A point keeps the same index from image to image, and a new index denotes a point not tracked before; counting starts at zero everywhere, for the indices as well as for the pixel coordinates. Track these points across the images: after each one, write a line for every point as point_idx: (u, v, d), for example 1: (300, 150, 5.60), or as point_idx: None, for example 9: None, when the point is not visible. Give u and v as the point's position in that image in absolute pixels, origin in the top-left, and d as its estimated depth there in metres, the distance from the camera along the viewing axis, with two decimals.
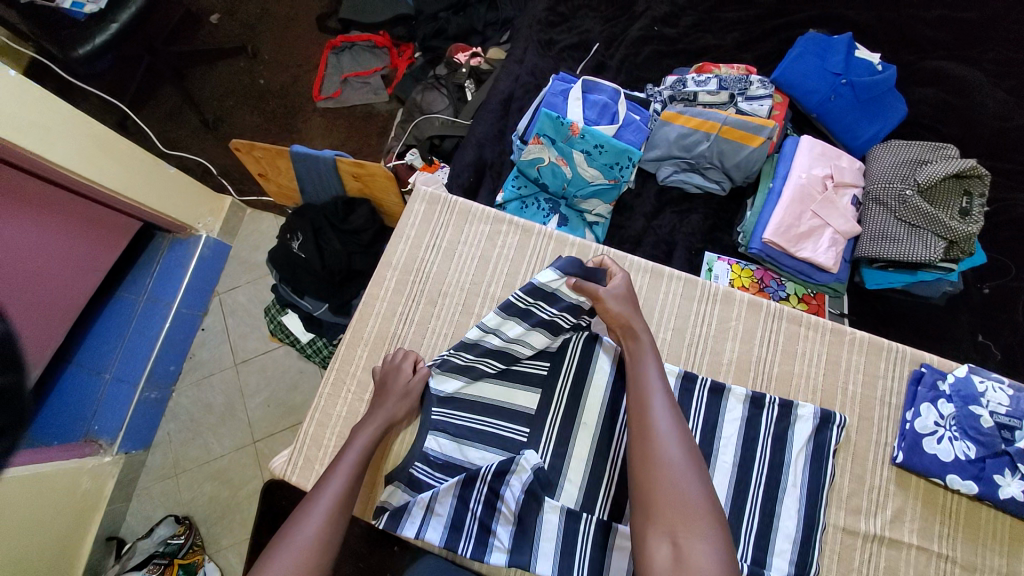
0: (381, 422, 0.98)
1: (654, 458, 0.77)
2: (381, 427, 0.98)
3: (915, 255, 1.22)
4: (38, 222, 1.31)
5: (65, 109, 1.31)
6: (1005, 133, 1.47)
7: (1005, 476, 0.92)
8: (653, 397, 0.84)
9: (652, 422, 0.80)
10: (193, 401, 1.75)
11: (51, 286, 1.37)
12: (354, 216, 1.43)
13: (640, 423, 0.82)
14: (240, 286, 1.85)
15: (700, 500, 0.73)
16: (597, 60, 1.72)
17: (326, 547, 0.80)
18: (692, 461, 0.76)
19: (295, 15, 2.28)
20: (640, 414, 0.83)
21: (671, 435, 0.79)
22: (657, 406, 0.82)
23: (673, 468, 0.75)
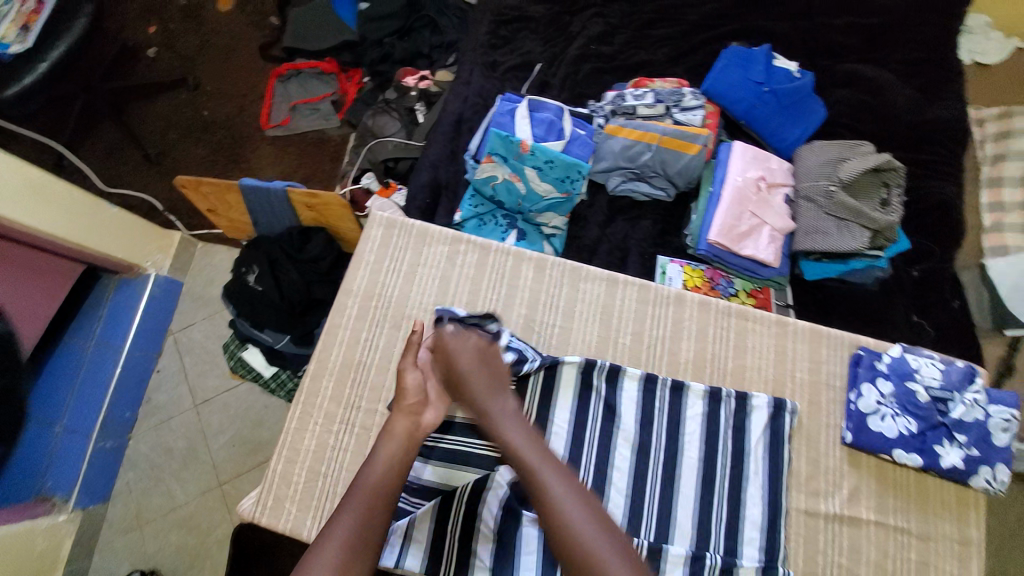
0: (400, 438, 0.93)
1: (571, 550, 0.79)
2: (402, 443, 0.93)
3: (845, 246, 1.32)
4: None
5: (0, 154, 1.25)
6: (922, 127, 1.63)
7: (944, 446, 1.00)
8: (552, 486, 0.83)
9: (562, 514, 0.80)
10: (153, 446, 1.66)
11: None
12: (309, 245, 1.40)
13: (547, 520, 0.81)
14: (195, 323, 1.78)
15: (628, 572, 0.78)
16: (540, 79, 1.79)
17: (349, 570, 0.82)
18: (610, 539, 0.80)
19: (237, 45, 2.25)
20: (546, 506, 0.82)
21: (587, 523, 0.80)
22: (560, 499, 0.81)
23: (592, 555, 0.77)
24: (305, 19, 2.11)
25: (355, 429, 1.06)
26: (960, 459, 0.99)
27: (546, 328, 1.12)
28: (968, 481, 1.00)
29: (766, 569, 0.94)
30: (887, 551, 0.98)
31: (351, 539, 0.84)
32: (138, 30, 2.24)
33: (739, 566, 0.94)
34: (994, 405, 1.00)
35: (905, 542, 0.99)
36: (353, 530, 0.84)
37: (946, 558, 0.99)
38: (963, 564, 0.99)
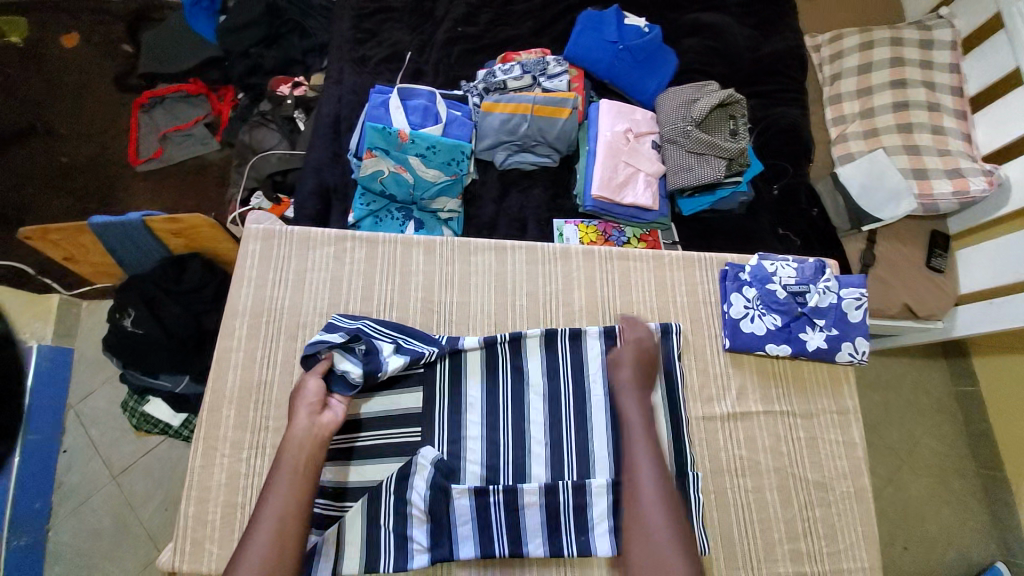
0: (302, 441, 0.93)
1: (637, 512, 0.88)
2: (303, 446, 0.93)
3: (708, 177, 1.45)
4: None
5: None
6: (760, 61, 1.80)
7: (808, 332, 1.14)
8: (641, 459, 0.92)
9: (641, 481, 0.90)
10: (75, 533, 1.52)
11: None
12: (188, 274, 1.33)
13: (630, 483, 0.91)
14: (95, 391, 1.63)
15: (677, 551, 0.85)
16: (413, 67, 1.77)
17: None
18: (666, 512, 0.88)
19: (87, 79, 2.04)
20: (631, 474, 0.92)
21: (654, 493, 0.89)
22: (643, 471, 0.91)
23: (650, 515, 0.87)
24: (157, 43, 1.99)
25: (266, 449, 1.03)
26: (823, 339, 1.13)
27: (444, 307, 1.14)
28: (834, 358, 1.14)
29: (679, 474, 1.02)
30: (778, 435, 1.11)
31: (270, 552, 0.83)
32: None
33: None
34: (845, 289, 1.15)
35: (794, 424, 1.12)
36: (264, 553, 0.82)
37: (828, 429, 1.13)
38: (845, 431, 1.14)
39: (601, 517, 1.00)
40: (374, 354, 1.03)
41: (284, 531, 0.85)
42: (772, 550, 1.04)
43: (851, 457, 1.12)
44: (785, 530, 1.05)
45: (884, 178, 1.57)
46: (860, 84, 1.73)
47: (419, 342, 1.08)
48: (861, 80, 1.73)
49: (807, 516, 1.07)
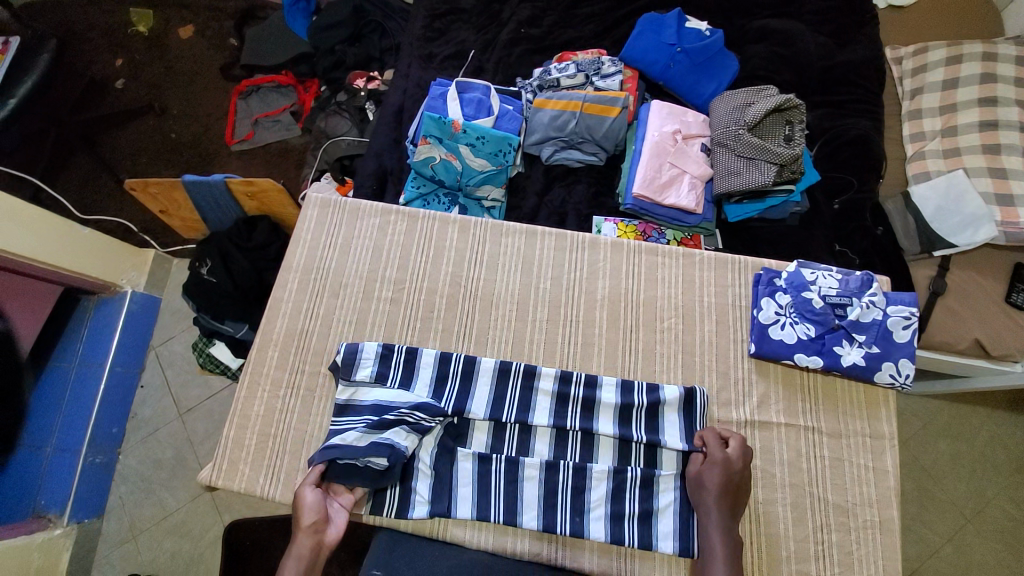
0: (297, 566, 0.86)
1: None
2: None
3: (757, 182, 1.41)
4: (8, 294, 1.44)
5: None
6: (830, 71, 1.72)
7: (844, 346, 1.06)
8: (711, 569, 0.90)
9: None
10: (143, 458, 1.73)
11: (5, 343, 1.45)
12: (257, 233, 1.50)
13: None
14: (175, 337, 1.85)
15: None
16: (475, 65, 1.87)
17: None
18: None
19: (200, 67, 2.33)
20: None
21: None
22: None
23: None
24: (259, 38, 2.24)
25: (300, 391, 1.13)
26: (861, 357, 1.05)
27: (444, 373, 1.10)
28: (873, 378, 1.06)
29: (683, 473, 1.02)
30: (800, 450, 1.05)
31: None
32: (104, 64, 2.31)
33: (658, 475, 1.01)
34: (893, 306, 1.07)
35: (818, 440, 1.05)
36: None
37: (859, 452, 1.05)
38: (877, 457, 1.05)
39: (598, 501, 1.00)
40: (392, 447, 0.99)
41: None
42: (775, 567, 0.99)
43: (882, 487, 1.03)
44: (794, 550, 0.99)
45: (965, 199, 1.44)
46: (944, 100, 1.58)
47: (417, 415, 1.03)
48: (944, 95, 1.58)
49: (821, 539, 1.00)
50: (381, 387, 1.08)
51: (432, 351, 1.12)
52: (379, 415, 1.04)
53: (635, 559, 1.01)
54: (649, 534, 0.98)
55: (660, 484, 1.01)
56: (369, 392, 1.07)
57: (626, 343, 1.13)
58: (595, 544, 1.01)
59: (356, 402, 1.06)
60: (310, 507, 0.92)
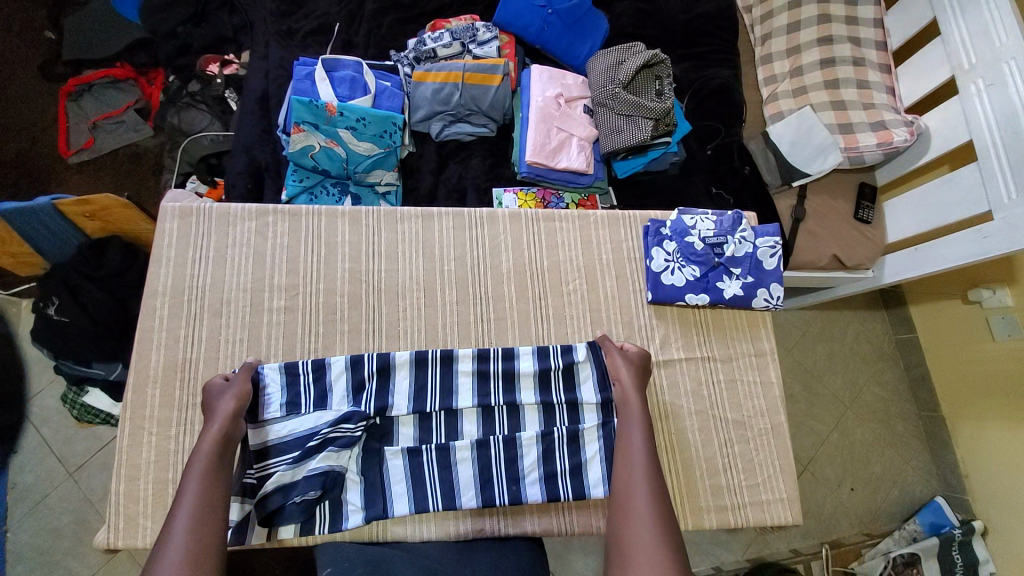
0: (214, 439, 0.89)
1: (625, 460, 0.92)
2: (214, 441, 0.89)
3: (637, 138, 1.47)
4: None
5: None
6: (690, 22, 1.81)
7: (725, 281, 1.17)
8: (631, 424, 0.97)
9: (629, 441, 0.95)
10: (34, 532, 1.49)
11: None
12: (108, 257, 1.30)
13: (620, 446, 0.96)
14: (44, 390, 1.59)
15: (652, 501, 0.85)
16: (343, 39, 1.73)
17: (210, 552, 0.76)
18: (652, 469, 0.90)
19: (5, 67, 1.93)
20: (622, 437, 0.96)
21: (643, 452, 0.92)
22: (633, 432, 0.95)
23: (633, 456, 0.92)
24: (76, 26, 1.90)
25: (194, 426, 1.02)
26: (740, 288, 1.16)
27: (359, 377, 1.05)
28: (750, 304, 1.18)
29: (604, 422, 1.07)
30: (701, 380, 1.15)
31: (191, 539, 0.76)
32: None
33: (582, 429, 1.06)
34: (760, 239, 1.18)
35: (713, 367, 1.16)
36: (188, 536, 0.76)
37: (748, 371, 1.18)
38: (762, 371, 1.18)
39: (531, 466, 1.04)
40: (328, 476, 0.97)
41: (205, 513, 0.80)
42: (694, 488, 1.09)
43: (770, 396, 1.17)
44: (706, 467, 1.10)
45: (812, 133, 1.60)
46: (790, 42, 1.74)
47: (340, 432, 0.99)
48: (790, 39, 1.75)
49: (727, 453, 1.12)
50: (296, 417, 1.01)
51: (341, 358, 1.06)
52: (302, 448, 0.98)
53: (573, 509, 1.06)
54: (582, 485, 1.03)
55: (585, 437, 1.06)
56: (283, 426, 1.00)
57: (537, 311, 1.15)
58: (534, 506, 1.05)
59: (271, 441, 0.99)
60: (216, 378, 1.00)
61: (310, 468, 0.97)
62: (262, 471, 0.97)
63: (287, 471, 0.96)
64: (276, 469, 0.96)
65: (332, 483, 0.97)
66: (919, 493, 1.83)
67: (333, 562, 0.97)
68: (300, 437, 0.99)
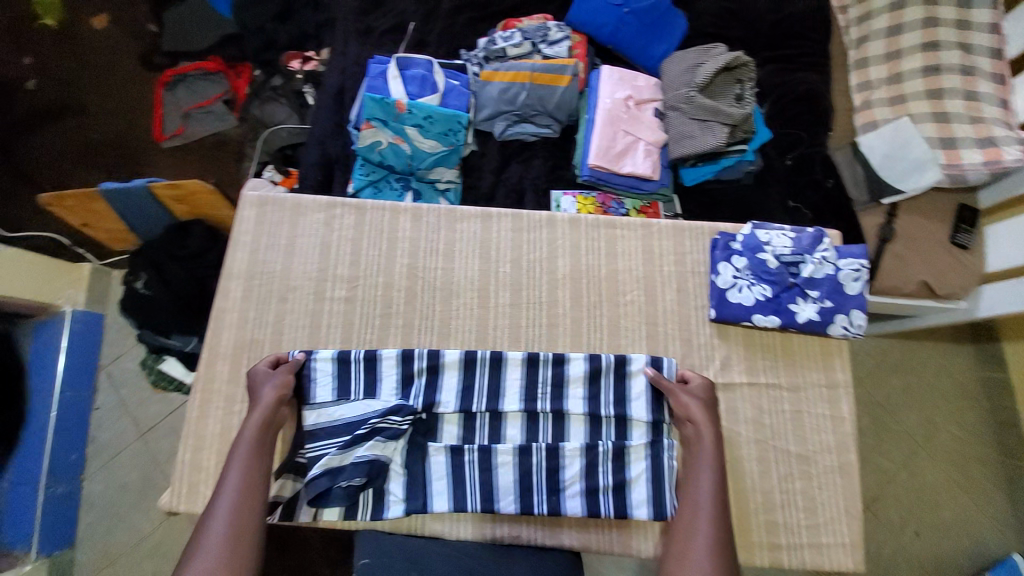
0: (256, 426, 0.96)
1: (690, 508, 0.92)
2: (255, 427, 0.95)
3: (710, 144, 1.40)
4: None
5: None
6: (777, 24, 1.70)
7: (799, 303, 1.08)
8: (701, 467, 0.95)
9: (697, 488, 0.94)
10: (107, 484, 1.65)
11: None
12: (191, 238, 1.40)
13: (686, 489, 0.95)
14: (125, 354, 1.75)
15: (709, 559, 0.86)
16: (416, 37, 1.76)
17: (246, 532, 0.86)
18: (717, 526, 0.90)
19: (116, 58, 2.12)
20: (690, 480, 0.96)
21: (709, 504, 0.92)
22: (702, 479, 0.94)
23: (700, 506, 0.92)
24: (180, 23, 2.06)
25: None
26: (816, 312, 1.07)
27: (410, 371, 1.06)
28: (827, 331, 1.09)
29: (654, 441, 1.02)
30: (763, 407, 1.07)
31: (231, 522, 0.85)
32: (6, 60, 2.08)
33: (630, 445, 1.01)
34: (843, 260, 1.09)
35: (779, 396, 1.08)
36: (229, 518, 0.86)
37: (817, 403, 1.09)
38: (834, 405, 1.09)
39: (573, 479, 1.01)
40: (375, 464, 0.99)
41: (245, 495, 0.89)
42: (746, 522, 1.02)
43: (840, 433, 1.07)
44: (762, 501, 1.03)
45: (908, 148, 1.46)
46: (889, 46, 1.57)
47: (389, 423, 1.01)
48: (889, 43, 1.57)
49: (786, 489, 1.04)
50: (345, 403, 1.04)
51: (392, 351, 1.08)
52: (352, 433, 1.01)
53: (612, 527, 1.02)
54: (624, 504, 1.00)
55: (632, 455, 1.01)
56: (333, 411, 1.03)
57: (590, 319, 1.12)
58: (573, 519, 1.02)
59: (322, 425, 1.02)
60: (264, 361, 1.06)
61: (356, 455, 0.99)
62: (313, 453, 1.00)
63: (337, 454, 0.99)
64: (325, 452, 0.99)
65: (376, 473, 0.99)
66: (1000, 550, 1.63)
67: (372, 555, 1.00)
68: (349, 424, 1.02)
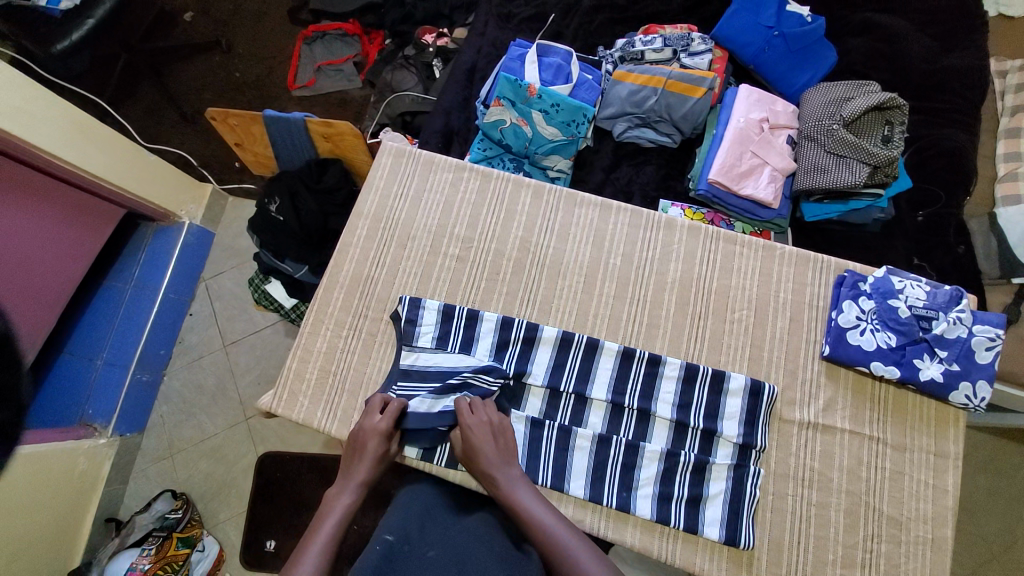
0: (357, 489, 0.97)
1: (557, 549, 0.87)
2: (358, 489, 0.97)
3: (844, 181, 1.35)
4: (34, 213, 1.36)
5: (49, 98, 1.33)
6: (931, 74, 1.61)
7: (925, 361, 1.02)
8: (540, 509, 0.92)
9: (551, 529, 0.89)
10: (185, 383, 1.80)
11: (65, 268, 1.46)
12: (327, 176, 1.51)
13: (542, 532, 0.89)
14: (225, 272, 1.89)
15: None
16: (553, 29, 1.81)
17: None
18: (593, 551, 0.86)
19: (268, 8, 2.32)
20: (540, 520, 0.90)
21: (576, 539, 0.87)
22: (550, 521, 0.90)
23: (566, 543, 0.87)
24: None
25: (361, 334, 1.15)
26: (941, 373, 1.01)
27: (506, 337, 1.10)
28: (947, 397, 1.02)
29: (739, 465, 1.00)
30: (861, 459, 1.02)
31: None
32: None
33: (712, 462, 1.00)
34: (979, 326, 1.02)
35: (882, 452, 1.02)
36: None
37: (920, 468, 1.02)
38: (938, 474, 1.02)
39: (647, 480, 1.00)
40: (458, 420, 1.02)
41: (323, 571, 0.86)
42: (820, 571, 0.97)
43: (940, 506, 1.00)
44: (842, 555, 0.98)
45: None
46: None
47: (480, 381, 1.05)
48: None
49: (869, 549, 0.98)
50: (442, 352, 1.09)
51: (494, 315, 1.12)
52: (444, 380, 1.06)
53: (678, 538, 0.99)
54: (696, 519, 0.98)
55: (712, 472, 1.00)
56: (430, 356, 1.08)
57: (692, 328, 1.11)
58: (639, 520, 1.00)
59: (417, 367, 1.08)
60: (377, 412, 1.02)
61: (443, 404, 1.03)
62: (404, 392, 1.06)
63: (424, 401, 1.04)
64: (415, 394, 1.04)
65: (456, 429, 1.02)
66: None
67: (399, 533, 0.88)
68: (444, 371, 1.07)
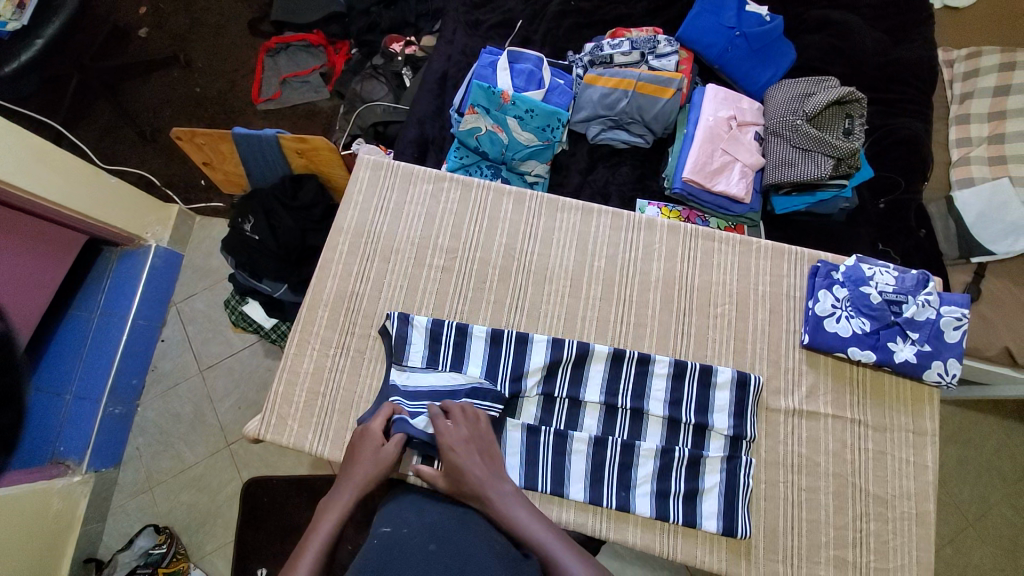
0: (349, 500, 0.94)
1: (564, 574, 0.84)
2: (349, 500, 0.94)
3: (811, 174, 1.40)
4: None
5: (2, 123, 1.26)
6: (884, 67, 1.69)
7: (898, 343, 1.07)
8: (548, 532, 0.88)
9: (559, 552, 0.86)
10: (160, 412, 1.73)
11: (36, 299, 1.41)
12: (302, 192, 1.48)
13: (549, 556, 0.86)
14: (196, 294, 1.83)
15: None
16: (522, 35, 1.82)
17: None
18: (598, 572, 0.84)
19: (227, 20, 2.25)
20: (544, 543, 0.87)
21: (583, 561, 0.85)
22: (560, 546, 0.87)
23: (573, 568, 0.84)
24: None
25: (349, 352, 1.13)
26: (914, 354, 1.06)
27: (498, 346, 1.11)
28: (920, 376, 1.07)
29: (731, 456, 1.03)
30: (845, 442, 1.06)
31: None
32: (127, 11, 2.23)
33: (707, 456, 1.02)
34: (946, 307, 1.07)
35: (864, 433, 1.07)
36: None
37: (900, 446, 1.07)
38: (917, 451, 1.07)
39: (645, 478, 1.02)
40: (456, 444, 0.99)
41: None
42: (815, 553, 1.01)
43: (921, 480, 1.05)
44: (834, 535, 1.02)
45: (1007, 209, 1.44)
46: (995, 106, 1.57)
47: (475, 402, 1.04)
48: (995, 101, 1.57)
49: (859, 527, 1.02)
50: (433, 372, 1.09)
51: (483, 327, 1.12)
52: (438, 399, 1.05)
53: (679, 534, 1.01)
54: (694, 512, 1.00)
55: (707, 465, 1.02)
56: (420, 376, 1.08)
57: (678, 325, 1.13)
58: (639, 519, 1.02)
59: (408, 385, 1.06)
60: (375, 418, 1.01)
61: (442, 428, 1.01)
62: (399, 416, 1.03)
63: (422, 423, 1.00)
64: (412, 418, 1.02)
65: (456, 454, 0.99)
66: None
67: (396, 523, 0.87)
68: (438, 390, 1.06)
